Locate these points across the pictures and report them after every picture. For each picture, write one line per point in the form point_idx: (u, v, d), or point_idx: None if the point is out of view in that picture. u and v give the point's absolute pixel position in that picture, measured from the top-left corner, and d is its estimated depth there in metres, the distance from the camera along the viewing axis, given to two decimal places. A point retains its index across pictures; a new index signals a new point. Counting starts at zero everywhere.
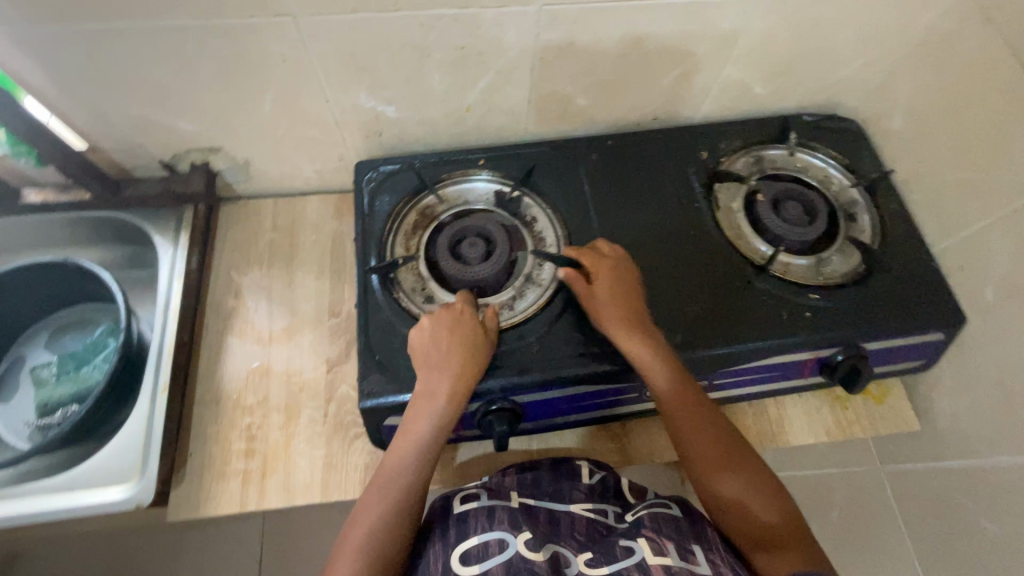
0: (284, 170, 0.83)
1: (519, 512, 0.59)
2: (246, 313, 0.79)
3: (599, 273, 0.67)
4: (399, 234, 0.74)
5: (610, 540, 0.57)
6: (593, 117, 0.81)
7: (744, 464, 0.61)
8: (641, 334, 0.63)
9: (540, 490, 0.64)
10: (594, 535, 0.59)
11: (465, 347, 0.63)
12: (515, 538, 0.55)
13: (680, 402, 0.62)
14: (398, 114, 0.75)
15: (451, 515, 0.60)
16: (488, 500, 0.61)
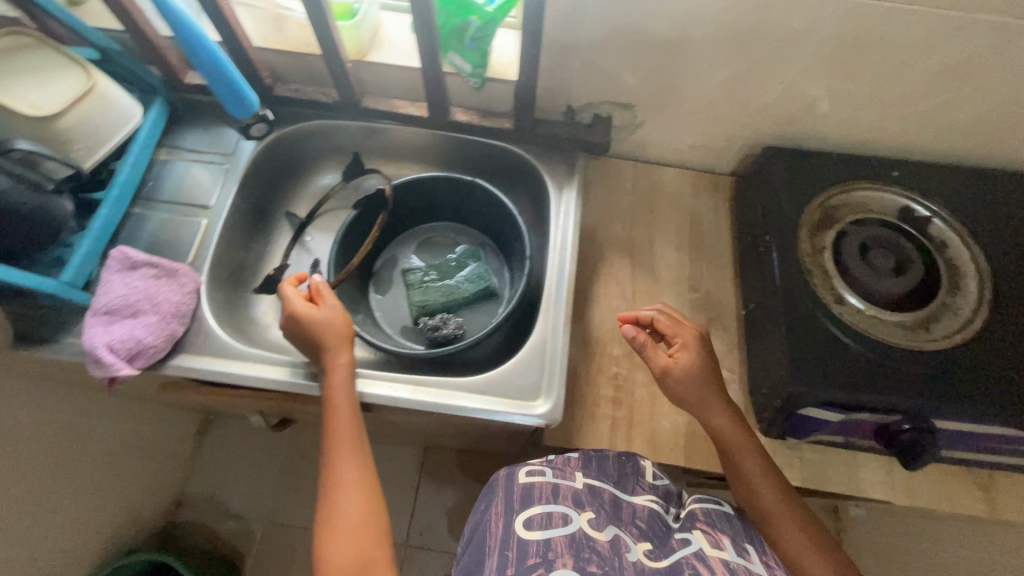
0: (667, 137, 0.84)
1: (584, 491, 0.57)
2: (609, 266, 0.82)
3: (663, 328, 0.69)
4: (807, 227, 0.73)
5: (667, 537, 0.57)
6: (1019, 156, 0.76)
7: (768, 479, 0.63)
8: (690, 369, 0.66)
9: (604, 472, 0.62)
10: (654, 530, 0.57)
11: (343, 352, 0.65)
12: (578, 516, 0.54)
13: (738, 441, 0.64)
14: (828, 109, 0.74)
15: (515, 482, 0.58)
16: (552, 477, 0.59)
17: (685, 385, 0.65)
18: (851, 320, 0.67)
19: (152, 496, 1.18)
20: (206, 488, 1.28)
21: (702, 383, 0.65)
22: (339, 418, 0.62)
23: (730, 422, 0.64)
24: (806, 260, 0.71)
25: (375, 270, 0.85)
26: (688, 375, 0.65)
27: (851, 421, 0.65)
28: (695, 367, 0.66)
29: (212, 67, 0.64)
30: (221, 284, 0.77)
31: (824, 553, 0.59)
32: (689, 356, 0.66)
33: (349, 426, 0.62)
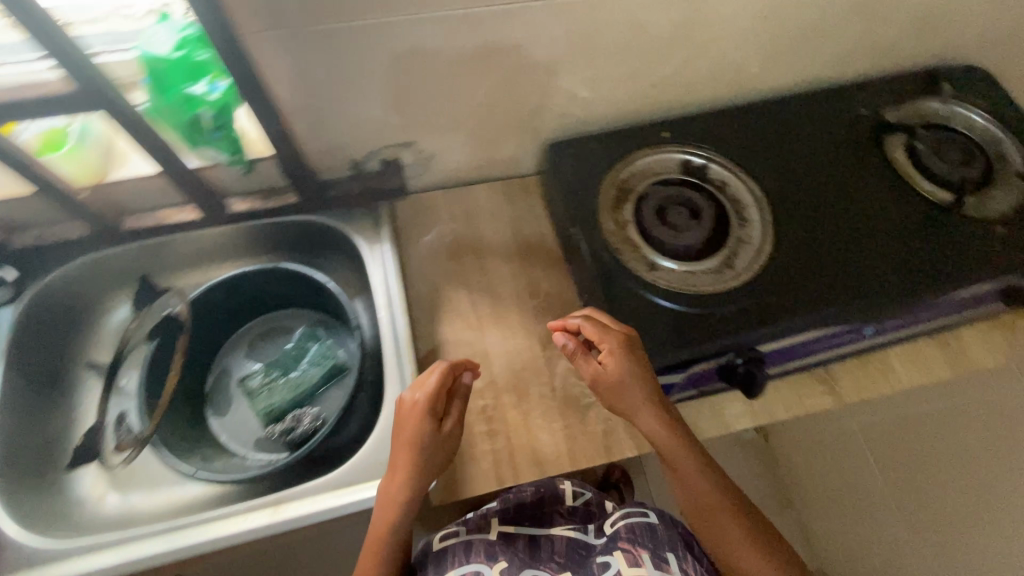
0: (463, 159, 0.84)
1: (500, 542, 0.67)
2: (448, 302, 0.80)
3: (592, 335, 0.65)
4: (607, 209, 0.76)
5: (588, 560, 0.66)
6: (759, 86, 0.84)
7: (706, 474, 0.63)
8: (621, 377, 0.63)
9: (524, 515, 0.72)
10: (575, 557, 0.67)
11: (414, 460, 0.61)
12: (490, 569, 0.63)
13: (671, 445, 0.63)
14: (589, 95, 0.77)
15: (432, 550, 0.66)
16: (469, 534, 0.67)
17: (614, 390, 0.64)
18: (667, 283, 0.71)
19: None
20: None
21: (637, 389, 0.63)
22: (379, 525, 0.60)
23: (660, 428, 0.63)
24: (613, 241, 0.74)
25: (208, 392, 0.78)
26: (617, 382, 0.63)
27: (693, 374, 0.70)
28: (626, 372, 0.63)
29: None
30: (19, 480, 0.66)
31: (760, 546, 0.62)
32: (617, 363, 0.63)
33: (380, 535, 0.60)
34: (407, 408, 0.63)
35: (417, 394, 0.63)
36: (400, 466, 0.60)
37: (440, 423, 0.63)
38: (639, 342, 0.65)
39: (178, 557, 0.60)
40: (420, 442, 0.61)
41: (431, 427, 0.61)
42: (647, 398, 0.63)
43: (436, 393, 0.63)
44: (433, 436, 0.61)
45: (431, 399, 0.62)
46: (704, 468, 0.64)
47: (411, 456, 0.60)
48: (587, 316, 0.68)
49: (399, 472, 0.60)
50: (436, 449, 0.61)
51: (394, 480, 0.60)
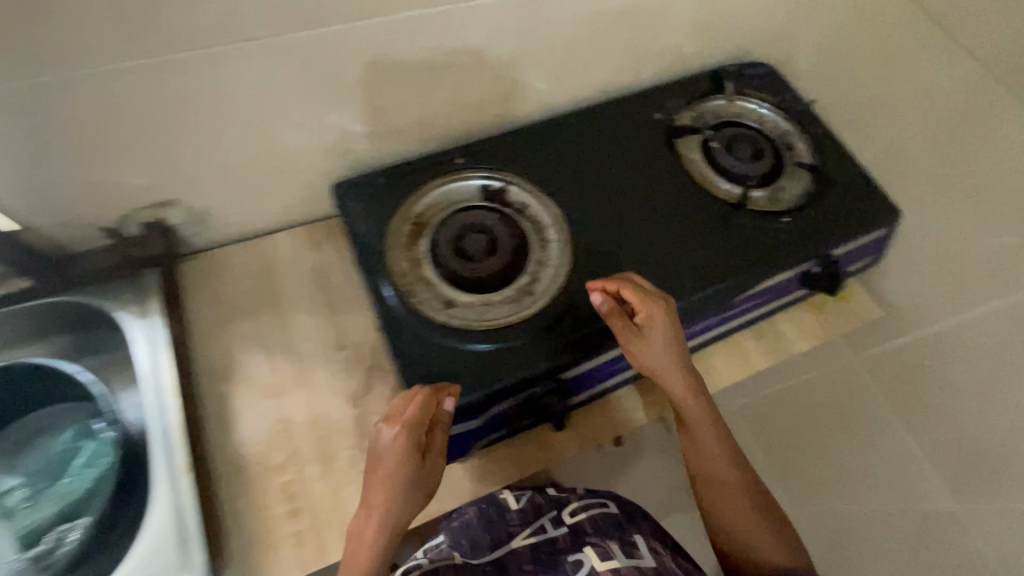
0: (246, 210, 0.76)
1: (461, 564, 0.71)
2: (243, 370, 0.73)
3: (634, 302, 0.64)
4: (399, 247, 0.71)
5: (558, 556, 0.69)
6: (553, 100, 0.83)
7: (727, 444, 0.68)
8: (662, 348, 0.64)
9: (467, 534, 0.76)
10: (540, 559, 0.71)
11: (404, 495, 0.57)
12: None
13: (705, 411, 0.67)
14: (366, 129, 0.73)
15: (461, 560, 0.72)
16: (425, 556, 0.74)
17: (653, 352, 0.64)
18: (462, 320, 0.67)
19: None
20: None
21: (669, 363, 0.65)
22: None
23: (690, 396, 0.66)
24: (404, 283, 0.69)
25: None
26: (649, 355, 0.65)
27: (495, 414, 0.66)
28: (666, 340, 0.64)
29: None
30: None
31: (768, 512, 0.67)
32: (659, 336, 0.64)
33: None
34: (428, 426, 0.58)
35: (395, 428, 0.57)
36: (371, 505, 0.57)
37: (430, 448, 0.59)
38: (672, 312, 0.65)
39: None
40: (399, 477, 0.56)
41: (409, 462, 0.57)
42: (677, 373, 0.65)
43: (403, 421, 0.57)
44: (412, 470, 0.57)
45: (413, 430, 0.57)
46: (722, 436, 0.68)
47: (387, 493, 0.56)
48: (628, 280, 0.66)
49: (379, 504, 0.57)
50: (423, 478, 0.58)
51: (365, 523, 0.57)
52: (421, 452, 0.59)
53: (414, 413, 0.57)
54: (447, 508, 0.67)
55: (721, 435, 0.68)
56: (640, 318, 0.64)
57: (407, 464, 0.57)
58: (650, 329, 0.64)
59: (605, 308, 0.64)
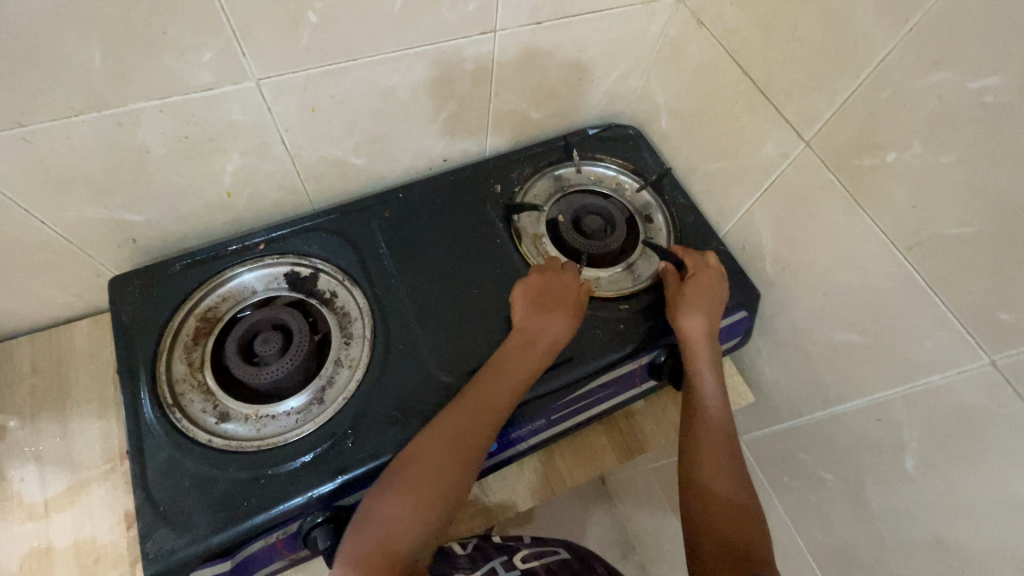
0: (28, 304, 0.70)
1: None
2: (10, 485, 0.65)
3: (691, 266, 0.71)
4: (177, 350, 0.64)
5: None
6: (381, 174, 0.77)
7: (730, 433, 0.63)
8: (710, 302, 0.67)
9: None
10: None
11: (501, 391, 0.60)
12: None
13: (718, 388, 0.65)
14: (146, 218, 0.66)
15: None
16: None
17: (699, 303, 0.67)
18: (232, 438, 0.60)
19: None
20: None
21: (702, 323, 0.66)
22: (446, 458, 0.55)
23: (715, 364, 0.66)
24: (173, 394, 0.62)
25: None
26: (700, 302, 0.67)
27: (257, 552, 0.57)
28: (720, 299, 0.68)
29: None
30: None
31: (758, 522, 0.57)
32: (709, 289, 0.68)
33: (442, 471, 0.55)
34: (533, 338, 0.64)
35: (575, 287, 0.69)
36: (493, 386, 0.60)
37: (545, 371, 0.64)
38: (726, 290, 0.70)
39: None
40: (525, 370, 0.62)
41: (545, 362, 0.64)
42: (705, 330, 0.66)
43: (570, 323, 0.66)
44: (526, 374, 0.62)
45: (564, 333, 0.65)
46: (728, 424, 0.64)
47: (505, 382, 0.60)
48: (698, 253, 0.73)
49: (492, 394, 0.59)
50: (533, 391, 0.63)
51: (495, 405, 0.59)
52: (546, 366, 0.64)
53: (546, 320, 0.65)
54: None
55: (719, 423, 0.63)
56: (694, 275, 0.70)
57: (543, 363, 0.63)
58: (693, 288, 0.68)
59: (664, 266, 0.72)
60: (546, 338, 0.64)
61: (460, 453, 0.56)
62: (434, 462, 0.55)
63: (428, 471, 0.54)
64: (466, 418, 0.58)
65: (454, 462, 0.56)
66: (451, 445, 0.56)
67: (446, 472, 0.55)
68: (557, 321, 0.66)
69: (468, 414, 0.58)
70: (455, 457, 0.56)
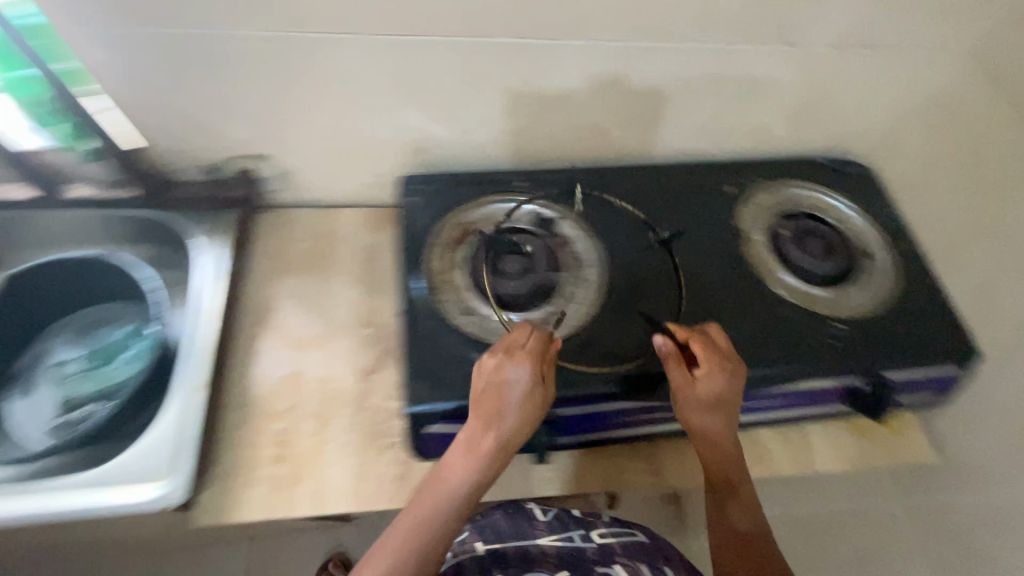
0: (324, 182, 0.84)
1: (491, 562, 0.69)
2: (279, 318, 0.79)
3: (700, 352, 0.64)
4: (440, 248, 0.75)
5: (584, 564, 0.69)
6: (630, 151, 0.85)
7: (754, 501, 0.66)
8: (722, 381, 0.63)
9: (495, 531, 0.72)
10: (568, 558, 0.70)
11: (505, 443, 0.60)
12: None
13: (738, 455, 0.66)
14: (449, 136, 0.79)
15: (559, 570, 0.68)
16: (454, 558, 0.71)
17: (713, 386, 0.62)
18: (477, 331, 0.69)
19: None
20: None
21: (737, 391, 0.63)
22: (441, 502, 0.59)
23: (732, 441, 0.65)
24: (434, 282, 0.72)
25: (15, 373, 0.76)
26: (705, 389, 0.62)
27: None
28: (723, 373, 0.63)
29: None
30: None
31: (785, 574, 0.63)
32: (711, 374, 0.62)
33: (439, 507, 0.59)
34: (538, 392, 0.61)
35: (523, 364, 0.60)
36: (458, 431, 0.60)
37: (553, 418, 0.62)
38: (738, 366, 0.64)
39: None
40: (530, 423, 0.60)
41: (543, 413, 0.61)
42: (727, 411, 0.64)
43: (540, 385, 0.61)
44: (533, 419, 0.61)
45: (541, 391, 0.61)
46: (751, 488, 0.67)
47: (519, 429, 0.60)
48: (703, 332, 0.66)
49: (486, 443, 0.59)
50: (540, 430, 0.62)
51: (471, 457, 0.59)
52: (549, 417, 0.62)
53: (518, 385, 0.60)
54: (414, 505, 0.68)
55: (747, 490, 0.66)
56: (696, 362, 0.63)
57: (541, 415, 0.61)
58: (705, 377, 0.62)
59: (665, 347, 0.63)
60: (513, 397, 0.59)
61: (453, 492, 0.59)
62: (438, 498, 0.59)
63: (425, 505, 0.59)
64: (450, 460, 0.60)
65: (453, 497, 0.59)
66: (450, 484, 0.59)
67: (438, 507, 0.59)
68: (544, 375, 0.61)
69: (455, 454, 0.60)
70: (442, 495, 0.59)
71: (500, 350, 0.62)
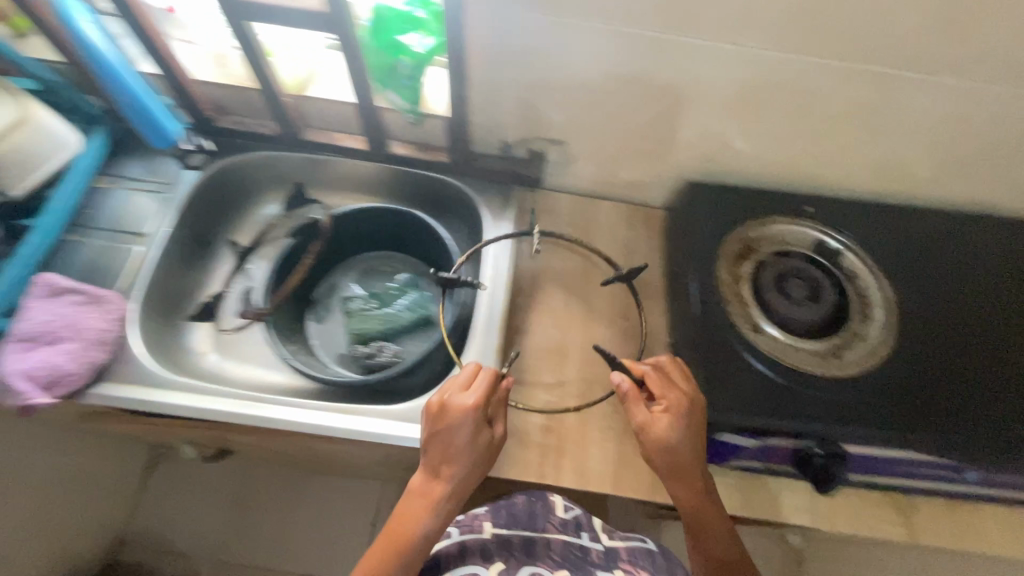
0: (600, 173, 0.87)
1: (493, 543, 0.67)
2: (544, 296, 0.83)
3: (655, 385, 0.64)
4: (725, 258, 0.76)
5: (586, 565, 0.66)
6: (924, 193, 0.81)
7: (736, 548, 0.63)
8: (679, 428, 0.62)
9: (513, 517, 0.69)
10: (571, 555, 0.67)
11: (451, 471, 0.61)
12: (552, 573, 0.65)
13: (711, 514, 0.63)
14: (750, 148, 0.77)
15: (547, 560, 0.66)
16: (458, 536, 0.68)
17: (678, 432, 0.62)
18: (764, 347, 0.70)
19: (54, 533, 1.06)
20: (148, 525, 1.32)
21: (700, 444, 0.63)
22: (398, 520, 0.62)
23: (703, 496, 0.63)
24: (721, 291, 0.73)
25: (314, 298, 0.86)
26: (661, 430, 0.62)
27: (767, 448, 0.66)
28: (676, 417, 0.62)
29: (132, 106, 0.76)
30: (159, 312, 0.78)
31: None
32: (676, 419, 0.62)
33: (408, 521, 0.61)
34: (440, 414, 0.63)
35: (467, 399, 0.63)
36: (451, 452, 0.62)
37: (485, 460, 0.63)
38: (701, 415, 0.63)
39: (258, 424, 0.69)
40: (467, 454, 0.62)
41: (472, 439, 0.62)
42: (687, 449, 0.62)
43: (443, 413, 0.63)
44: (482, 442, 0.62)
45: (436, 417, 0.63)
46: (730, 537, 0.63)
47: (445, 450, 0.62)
48: (663, 368, 0.66)
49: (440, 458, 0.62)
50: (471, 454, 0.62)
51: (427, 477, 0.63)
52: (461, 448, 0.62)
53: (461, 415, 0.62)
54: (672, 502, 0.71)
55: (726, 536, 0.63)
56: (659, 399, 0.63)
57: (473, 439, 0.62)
58: (663, 413, 0.62)
59: (620, 379, 0.66)
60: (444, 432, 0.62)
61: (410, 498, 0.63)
62: (405, 509, 0.62)
63: (403, 516, 0.62)
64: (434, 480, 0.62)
65: (419, 511, 0.62)
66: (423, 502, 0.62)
67: (400, 520, 0.62)
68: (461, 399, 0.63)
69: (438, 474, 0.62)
70: (417, 512, 0.62)
71: (451, 400, 0.63)
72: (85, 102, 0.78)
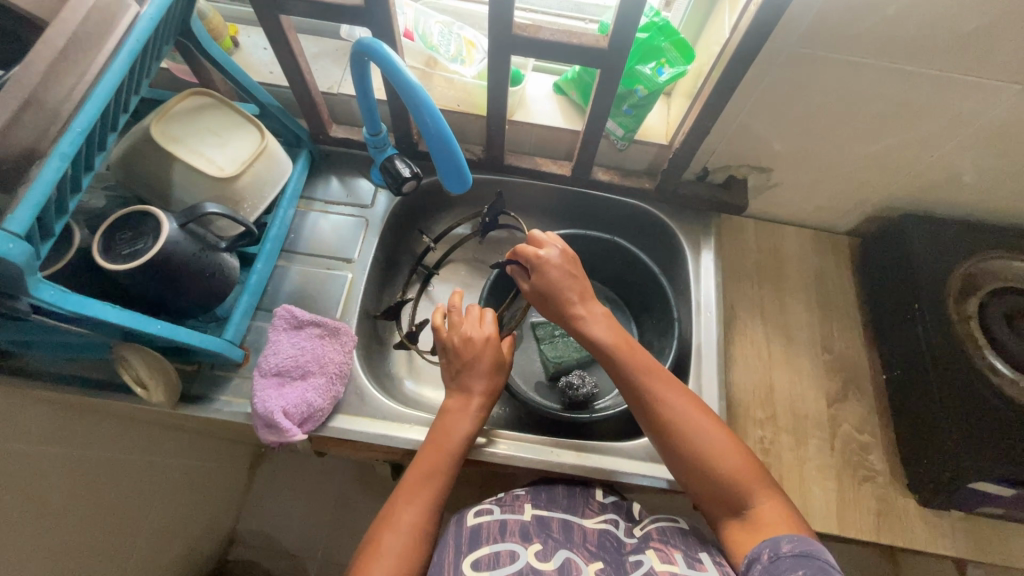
0: (795, 200, 0.85)
1: (532, 523, 0.60)
2: (742, 326, 0.82)
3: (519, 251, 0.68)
4: (951, 295, 0.74)
5: (621, 555, 0.58)
6: None
7: (705, 436, 0.58)
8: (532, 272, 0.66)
9: (553, 502, 0.64)
10: (605, 544, 0.59)
11: (469, 390, 0.65)
12: (586, 564, 0.56)
13: (682, 405, 0.60)
14: (974, 183, 0.74)
15: (588, 537, 0.60)
16: (501, 513, 0.62)
17: (547, 289, 0.65)
18: (1010, 391, 0.67)
19: (208, 540, 1.08)
20: (256, 525, 1.17)
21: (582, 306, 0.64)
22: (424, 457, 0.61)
23: (625, 371, 0.61)
24: (953, 330, 0.72)
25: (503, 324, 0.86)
26: (549, 289, 0.65)
27: (1015, 495, 0.66)
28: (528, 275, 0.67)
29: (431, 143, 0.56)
30: (369, 340, 0.77)
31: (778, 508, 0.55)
32: (541, 269, 0.65)
33: (432, 456, 0.61)
34: (462, 343, 0.66)
35: (489, 327, 0.67)
36: (470, 372, 0.65)
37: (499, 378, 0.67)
38: (538, 258, 0.65)
39: (483, 457, 0.68)
40: (472, 365, 0.65)
41: (485, 357, 0.66)
42: (594, 321, 0.64)
43: (472, 335, 0.66)
44: (485, 355, 0.66)
45: (475, 340, 0.66)
46: (709, 428, 0.58)
47: (458, 373, 0.66)
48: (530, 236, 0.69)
49: (457, 380, 0.66)
50: (489, 368, 0.66)
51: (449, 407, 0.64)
52: (467, 367, 0.65)
53: (470, 330, 0.67)
54: (898, 543, 0.70)
55: (702, 426, 0.58)
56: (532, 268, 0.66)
57: (489, 358, 0.66)
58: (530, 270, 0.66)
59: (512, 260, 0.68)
60: (475, 352, 0.66)
61: (438, 440, 0.62)
62: (430, 446, 0.62)
63: (427, 456, 0.61)
64: (456, 410, 0.64)
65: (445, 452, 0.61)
66: (438, 437, 0.62)
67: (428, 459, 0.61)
68: (485, 328, 0.67)
69: (459, 406, 0.64)
70: (435, 449, 0.61)
71: (462, 326, 0.68)
72: (292, 121, 0.75)
